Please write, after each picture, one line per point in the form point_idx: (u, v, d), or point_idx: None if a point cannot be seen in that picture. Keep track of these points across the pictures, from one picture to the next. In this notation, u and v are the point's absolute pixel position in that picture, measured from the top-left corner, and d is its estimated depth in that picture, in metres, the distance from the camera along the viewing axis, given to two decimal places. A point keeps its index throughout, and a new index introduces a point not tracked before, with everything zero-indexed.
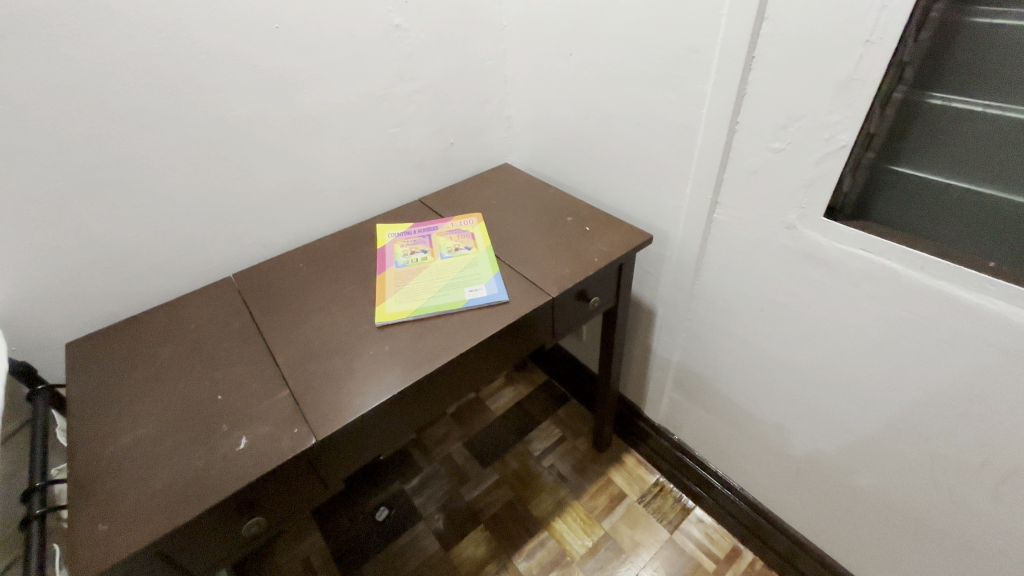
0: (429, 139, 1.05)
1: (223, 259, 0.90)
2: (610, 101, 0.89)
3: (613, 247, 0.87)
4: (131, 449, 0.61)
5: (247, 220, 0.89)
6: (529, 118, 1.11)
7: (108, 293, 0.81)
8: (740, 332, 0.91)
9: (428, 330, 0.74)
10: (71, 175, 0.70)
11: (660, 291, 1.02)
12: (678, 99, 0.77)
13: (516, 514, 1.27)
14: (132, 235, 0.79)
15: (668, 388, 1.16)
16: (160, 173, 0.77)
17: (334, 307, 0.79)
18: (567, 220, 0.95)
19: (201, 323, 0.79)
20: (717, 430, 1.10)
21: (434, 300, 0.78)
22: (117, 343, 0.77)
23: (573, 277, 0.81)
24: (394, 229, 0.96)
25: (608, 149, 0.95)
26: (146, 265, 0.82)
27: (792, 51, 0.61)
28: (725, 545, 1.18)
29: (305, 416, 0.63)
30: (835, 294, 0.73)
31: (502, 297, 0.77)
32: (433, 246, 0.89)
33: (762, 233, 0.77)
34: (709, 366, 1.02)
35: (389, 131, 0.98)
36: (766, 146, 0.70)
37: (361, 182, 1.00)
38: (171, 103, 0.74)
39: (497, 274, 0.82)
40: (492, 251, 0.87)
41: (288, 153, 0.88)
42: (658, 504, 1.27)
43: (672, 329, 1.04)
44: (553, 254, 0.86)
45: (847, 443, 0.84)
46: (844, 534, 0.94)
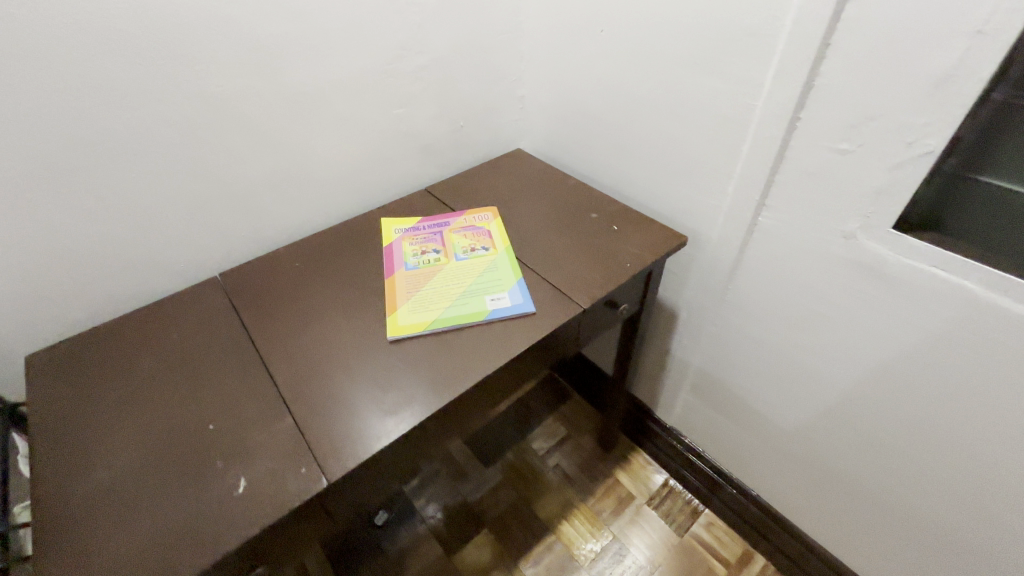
0: (436, 120, 0.94)
1: (204, 256, 0.79)
2: (644, 87, 0.80)
3: (645, 250, 0.79)
4: (107, 489, 0.53)
5: (233, 212, 0.78)
6: (544, 99, 1.01)
7: (73, 297, 0.70)
8: (773, 341, 0.85)
9: (447, 346, 0.65)
10: (22, 161, 0.59)
11: (685, 294, 0.95)
12: (727, 89, 0.69)
13: (522, 517, 1.22)
14: (99, 230, 0.68)
15: (684, 391, 1.11)
16: (131, 159, 0.66)
17: (337, 316, 0.70)
18: (592, 217, 0.86)
19: (182, 332, 0.69)
20: (735, 438, 1.07)
21: (452, 311, 0.69)
22: (86, 356, 0.67)
23: (605, 284, 0.73)
24: (400, 223, 0.86)
25: (637, 139, 0.86)
26: (117, 264, 0.72)
27: (877, 39, 0.53)
28: (735, 549, 1.16)
29: (314, 451, 0.55)
30: (890, 312, 0.67)
31: (529, 308, 0.69)
32: (446, 245, 0.81)
33: (813, 241, 0.70)
34: (733, 374, 0.97)
35: (393, 111, 0.88)
36: (830, 147, 0.62)
37: (360, 170, 0.89)
38: (142, 76, 0.62)
39: (519, 280, 0.74)
40: (513, 252, 0.79)
41: (278, 136, 0.77)
42: (667, 506, 1.24)
43: (696, 332, 0.98)
44: (580, 257, 0.78)
45: (883, 461, 0.79)
46: (865, 545, 0.92)
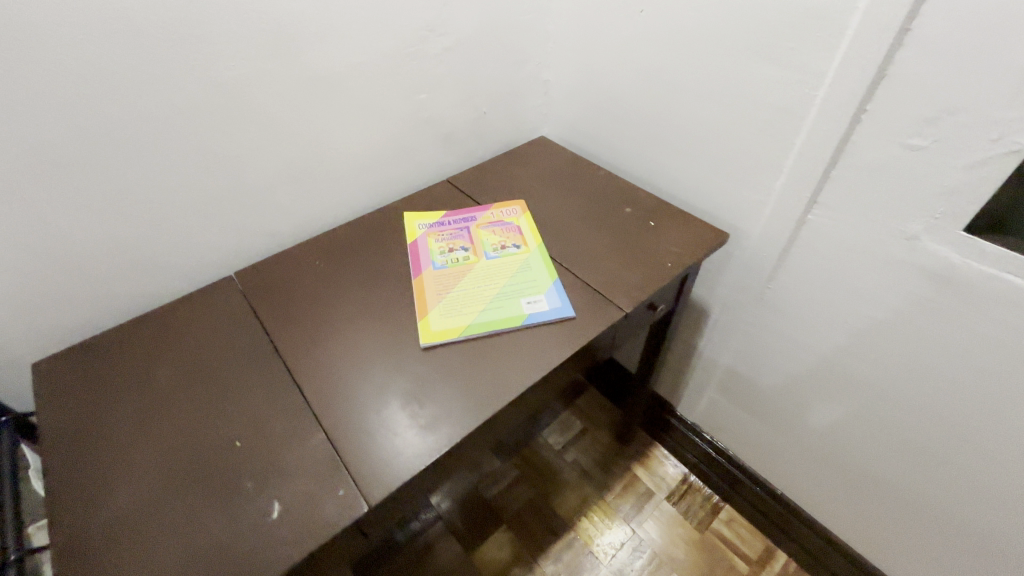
0: (459, 107, 0.89)
1: (218, 253, 0.74)
2: (687, 74, 0.75)
3: (685, 248, 0.75)
4: (132, 513, 0.50)
5: (249, 207, 0.74)
6: (572, 84, 0.95)
7: (81, 300, 0.66)
8: (813, 343, 0.82)
9: (484, 353, 0.62)
10: (23, 155, 0.54)
11: (718, 291, 0.92)
12: (783, 78, 0.64)
13: (540, 514, 1.21)
14: (108, 229, 0.63)
15: (711, 389, 1.08)
16: (141, 151, 0.61)
17: (364, 320, 0.66)
18: (627, 212, 0.82)
19: (201, 339, 0.66)
20: (762, 436, 1.04)
21: (486, 315, 0.66)
22: (99, 365, 0.63)
23: (647, 286, 0.69)
24: (424, 218, 0.82)
25: (675, 128, 0.81)
26: (127, 265, 0.67)
27: (965, 26, 0.49)
28: (757, 546, 1.15)
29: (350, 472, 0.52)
30: (951, 318, 0.63)
31: (568, 313, 0.65)
32: (475, 243, 0.76)
33: (869, 242, 0.67)
34: (765, 374, 0.94)
35: (415, 97, 0.82)
36: (898, 142, 0.58)
37: (381, 160, 0.84)
38: (152, 60, 0.57)
39: (555, 281, 0.70)
40: (546, 250, 0.75)
41: (295, 125, 0.72)
42: (687, 502, 1.22)
43: (728, 331, 0.95)
44: (617, 256, 0.74)
45: (925, 468, 0.77)
46: (897, 547, 0.91)
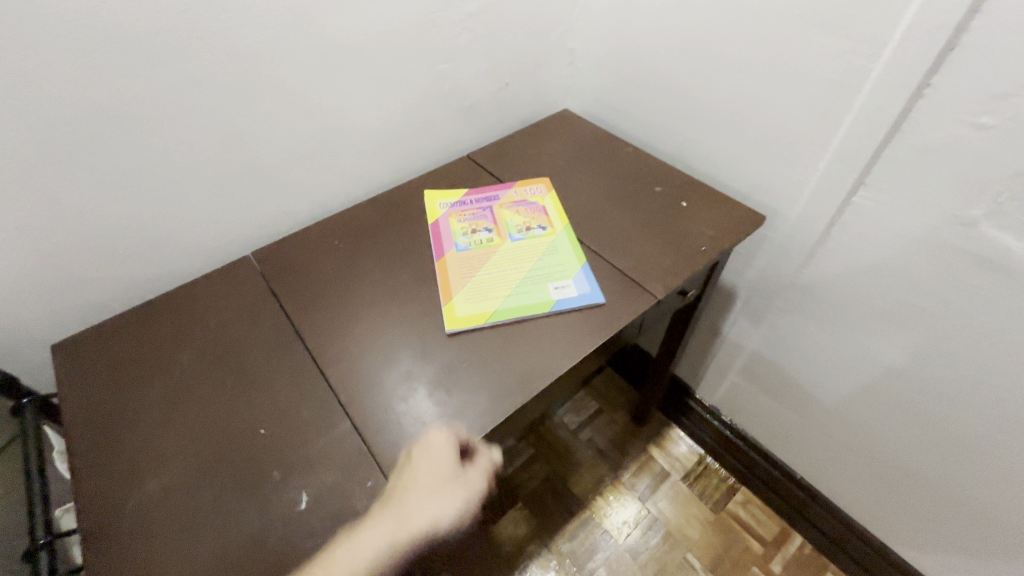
0: (482, 78, 0.84)
1: (235, 233, 0.72)
2: (729, 43, 0.70)
3: (720, 231, 0.72)
4: (161, 500, 0.49)
5: (266, 185, 0.71)
6: (601, 53, 0.89)
7: (99, 282, 0.64)
8: (847, 329, 0.79)
9: (511, 340, 0.60)
10: (34, 131, 0.51)
11: (748, 274, 0.88)
12: (838, 48, 0.60)
13: (556, 492, 1.21)
14: (124, 207, 0.61)
15: (733, 373, 1.07)
16: (155, 127, 0.58)
17: (388, 305, 0.64)
18: (657, 192, 0.79)
19: (220, 326, 0.64)
20: (785, 421, 1.03)
21: (513, 300, 0.63)
22: (118, 351, 0.62)
23: (681, 272, 0.67)
24: (445, 196, 0.79)
25: (712, 102, 0.76)
26: (144, 245, 0.65)
27: None
28: (773, 527, 1.15)
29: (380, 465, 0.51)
30: (1006, 309, 0.60)
31: (598, 299, 0.63)
32: (498, 224, 0.73)
33: (919, 227, 0.63)
34: (793, 360, 0.92)
35: (436, 68, 0.78)
36: (963, 120, 0.54)
37: (400, 136, 0.81)
38: (165, 27, 0.53)
39: (584, 266, 0.67)
40: (572, 232, 0.72)
41: (314, 98, 0.68)
42: (703, 484, 1.22)
43: (755, 315, 0.92)
44: (648, 239, 0.71)
45: (959, 459, 0.75)
46: (920, 533, 0.90)
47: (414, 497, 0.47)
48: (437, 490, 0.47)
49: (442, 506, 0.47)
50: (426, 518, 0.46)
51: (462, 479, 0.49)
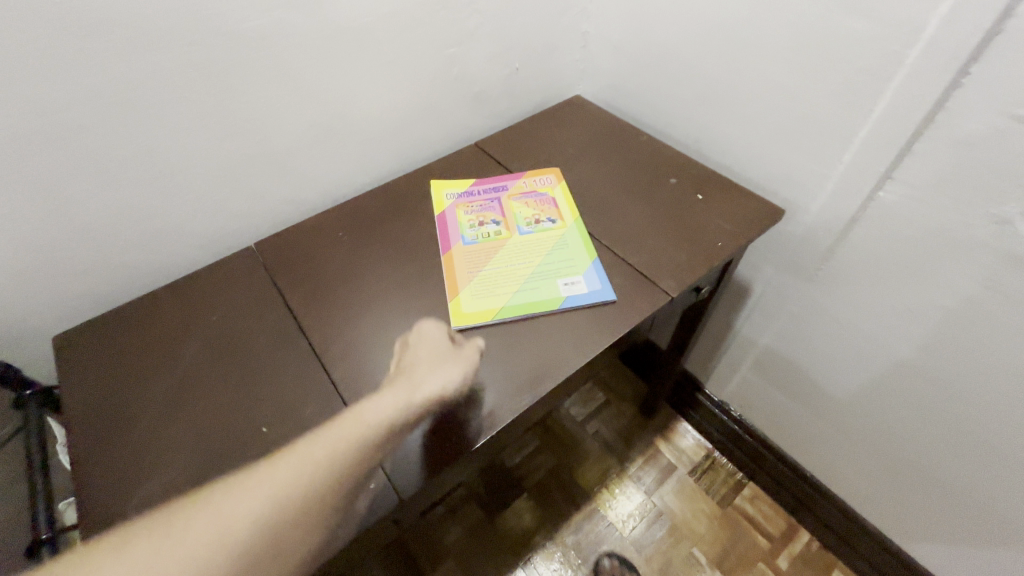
0: (492, 62, 0.81)
1: (238, 223, 0.70)
2: (754, 26, 0.66)
3: (737, 225, 0.69)
4: (163, 498, 0.49)
5: (270, 174, 0.69)
6: (616, 36, 0.86)
7: (101, 272, 0.63)
8: (866, 328, 0.77)
9: (519, 337, 0.58)
10: (29, 117, 0.50)
11: (764, 269, 0.86)
12: (871, 33, 0.56)
13: (562, 483, 1.21)
14: (125, 196, 0.60)
15: (744, 368, 1.04)
16: (154, 114, 0.56)
17: (393, 300, 0.63)
18: (671, 183, 0.76)
19: (225, 319, 0.63)
20: (796, 418, 1.01)
21: (521, 296, 0.62)
22: (121, 345, 0.61)
23: (695, 268, 0.64)
24: (452, 186, 0.77)
25: (733, 89, 0.73)
26: (145, 235, 0.64)
27: None
28: (780, 523, 1.14)
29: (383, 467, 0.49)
30: None
31: (609, 296, 0.61)
32: (507, 215, 0.71)
33: (949, 224, 0.60)
34: (808, 357, 0.89)
35: (445, 52, 0.75)
36: (1005, 111, 0.50)
37: (407, 123, 0.78)
38: (161, 8, 0.51)
39: (595, 261, 0.65)
40: (583, 225, 0.70)
41: (317, 83, 0.66)
42: (710, 478, 1.21)
43: (770, 310, 0.90)
44: (662, 233, 0.69)
45: (978, 463, 0.73)
46: (932, 533, 0.89)
47: (419, 371, 0.54)
48: (436, 361, 0.55)
49: (446, 375, 0.54)
50: (432, 383, 0.53)
51: (455, 355, 0.56)
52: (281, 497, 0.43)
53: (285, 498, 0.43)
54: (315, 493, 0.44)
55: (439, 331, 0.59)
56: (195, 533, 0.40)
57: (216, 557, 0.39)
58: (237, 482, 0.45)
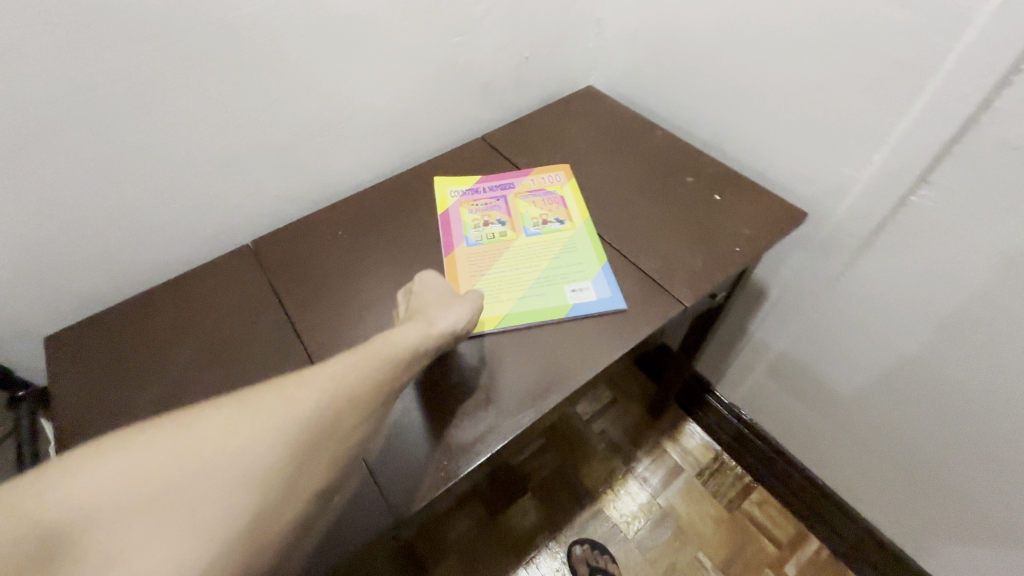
0: (501, 51, 0.77)
1: (235, 220, 0.68)
2: (783, 14, 0.61)
3: (755, 230, 0.65)
4: None
5: (267, 170, 0.66)
6: (633, 23, 0.81)
7: (93, 272, 0.61)
8: (890, 337, 0.73)
9: (523, 347, 0.56)
10: (10, 113, 0.47)
11: (782, 272, 0.82)
12: (913, 24, 0.51)
13: (567, 483, 1.19)
14: (115, 194, 0.57)
15: (758, 372, 1.01)
16: (143, 108, 0.53)
17: (391, 307, 0.61)
18: (687, 182, 0.72)
19: (221, 324, 0.61)
20: (810, 425, 0.98)
21: (526, 303, 0.59)
22: (115, 349, 0.60)
23: (711, 276, 0.61)
24: (456, 183, 0.73)
25: (757, 82, 0.68)
26: (139, 234, 0.62)
27: None
28: (789, 529, 1.12)
29: (379, 485, 0.47)
30: None
31: (619, 305, 0.58)
32: (513, 215, 0.68)
33: (988, 234, 0.55)
34: (825, 364, 0.86)
35: (451, 40, 0.71)
36: None
37: (410, 115, 0.75)
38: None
39: (604, 266, 0.62)
40: (592, 227, 0.66)
41: (316, 74, 0.62)
42: (718, 481, 1.19)
43: (787, 315, 0.86)
44: (675, 237, 0.65)
45: (1003, 482, 0.69)
46: (949, 548, 0.86)
47: (431, 309, 0.50)
48: (444, 301, 0.51)
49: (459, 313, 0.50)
50: (446, 322, 0.49)
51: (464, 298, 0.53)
52: (294, 418, 0.34)
53: (306, 419, 0.34)
54: (341, 419, 0.36)
55: (437, 283, 0.56)
56: (189, 451, 0.31)
57: (225, 487, 0.31)
58: (233, 398, 0.35)
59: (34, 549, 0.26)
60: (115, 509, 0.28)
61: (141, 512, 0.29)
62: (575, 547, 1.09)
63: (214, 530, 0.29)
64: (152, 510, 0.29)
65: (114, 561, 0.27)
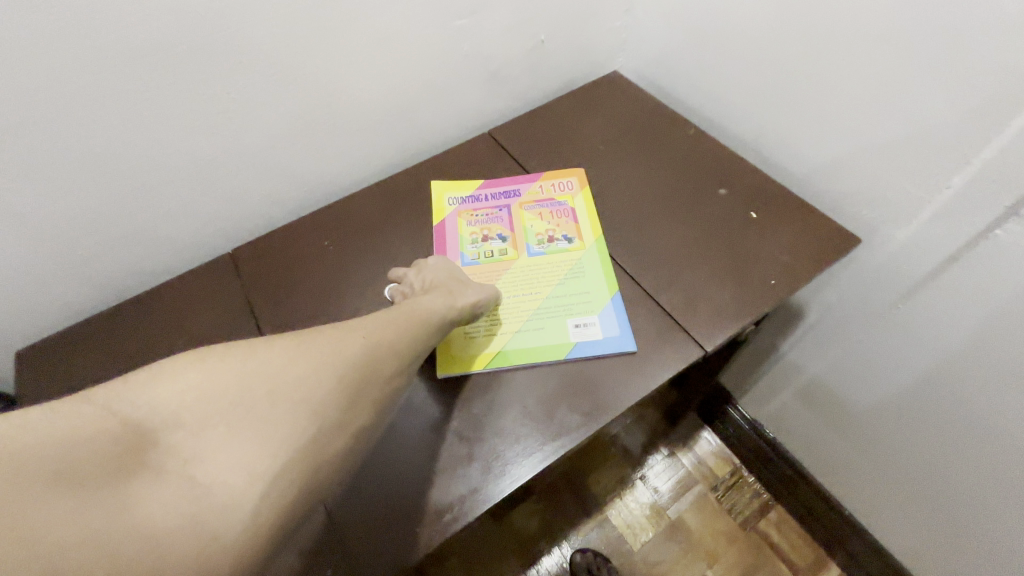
0: (513, 34, 0.67)
1: (217, 227, 0.63)
2: None
3: (795, 259, 0.56)
4: None
5: (248, 173, 0.60)
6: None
7: (66, 283, 0.57)
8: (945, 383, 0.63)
9: (515, 392, 0.50)
10: None
11: (824, 295, 0.72)
12: None
13: (574, 488, 1.14)
14: (78, 206, 0.52)
15: (787, 392, 0.92)
16: (98, 111, 0.48)
17: None
18: (719, 196, 0.62)
19: (197, 346, 0.58)
20: (841, 453, 0.89)
21: (523, 337, 0.53)
22: (86, 370, 0.57)
23: (737, 315, 0.52)
24: (457, 189, 0.66)
25: (816, 77, 0.57)
26: (111, 245, 0.57)
27: None
28: (807, 554, 1.06)
29: (346, 552, 0.42)
30: None
31: (627, 346, 0.51)
32: (516, 229, 0.61)
33: None
34: (864, 398, 0.77)
35: (454, 23, 0.62)
36: None
37: (408, 109, 0.67)
38: None
39: (614, 297, 0.55)
40: (605, 247, 0.59)
41: (297, 67, 0.55)
42: (734, 497, 1.12)
43: (826, 340, 0.77)
44: (700, 264, 0.56)
45: None
46: None
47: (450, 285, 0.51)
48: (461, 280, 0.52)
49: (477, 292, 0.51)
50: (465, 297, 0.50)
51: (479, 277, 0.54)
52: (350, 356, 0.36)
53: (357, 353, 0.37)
54: (386, 359, 0.38)
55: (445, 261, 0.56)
56: (254, 369, 0.34)
57: (291, 407, 0.32)
58: (293, 336, 0.37)
59: (131, 440, 0.29)
60: (198, 415, 0.30)
61: (220, 416, 0.31)
62: (576, 555, 1.05)
63: (279, 438, 0.31)
64: (231, 419, 0.31)
65: (199, 459, 0.29)
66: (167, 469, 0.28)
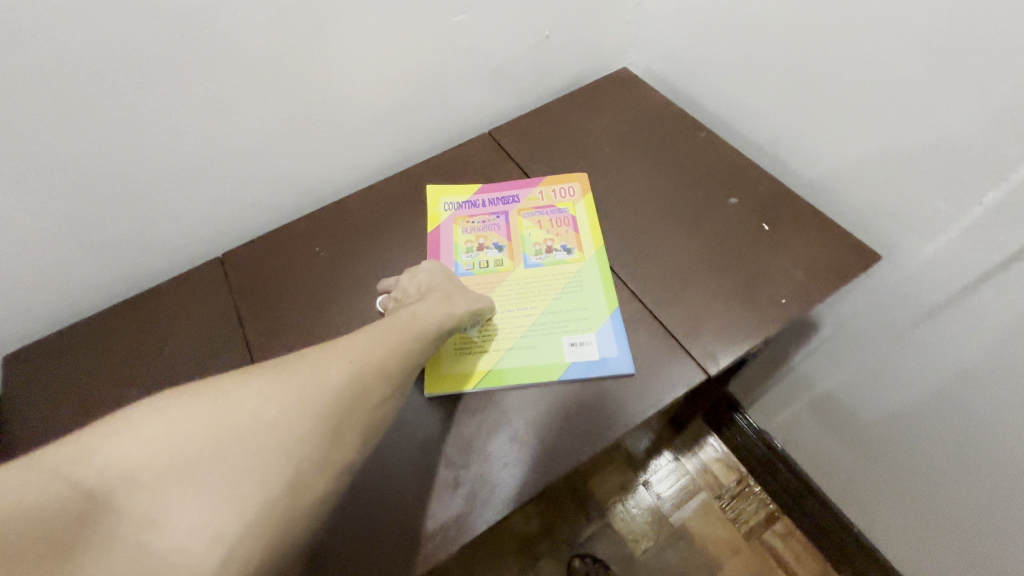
0: (516, 29, 0.64)
1: (207, 230, 0.61)
2: None
3: (810, 276, 0.53)
4: None
5: (238, 176, 0.58)
6: None
7: (55, 287, 0.57)
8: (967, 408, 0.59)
9: (506, 414, 0.47)
10: None
11: (840, 309, 0.68)
12: None
13: (575, 492, 1.13)
14: (63, 211, 0.51)
15: (798, 404, 0.89)
16: (77, 115, 0.46)
17: None
18: (730, 205, 0.59)
19: (185, 354, 0.57)
20: (852, 470, 0.86)
21: (516, 355, 0.50)
22: (73, 376, 0.56)
23: (744, 337, 0.49)
24: (454, 194, 0.64)
25: (841, 80, 0.53)
26: (98, 250, 0.56)
27: None
28: (813, 568, 1.03)
29: None
30: None
31: (625, 368, 0.48)
32: (513, 238, 0.58)
33: None
34: (878, 417, 0.73)
35: (453, 19, 0.58)
36: None
37: (405, 108, 0.64)
38: None
39: (614, 314, 0.52)
40: (605, 260, 0.56)
41: (287, 67, 0.52)
42: (739, 507, 1.10)
43: (841, 356, 0.73)
44: (705, 280, 0.53)
45: None
46: None
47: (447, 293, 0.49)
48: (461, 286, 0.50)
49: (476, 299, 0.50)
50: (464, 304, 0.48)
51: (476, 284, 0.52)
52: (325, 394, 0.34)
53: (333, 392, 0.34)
54: (365, 397, 0.35)
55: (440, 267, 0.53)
56: (220, 412, 0.32)
57: (257, 458, 0.31)
58: (268, 370, 0.35)
59: (85, 504, 0.27)
60: (157, 472, 0.29)
61: (180, 472, 0.29)
62: (575, 560, 1.05)
63: (239, 496, 0.29)
64: (192, 473, 0.30)
65: (155, 521, 0.28)
66: (121, 534, 0.28)
